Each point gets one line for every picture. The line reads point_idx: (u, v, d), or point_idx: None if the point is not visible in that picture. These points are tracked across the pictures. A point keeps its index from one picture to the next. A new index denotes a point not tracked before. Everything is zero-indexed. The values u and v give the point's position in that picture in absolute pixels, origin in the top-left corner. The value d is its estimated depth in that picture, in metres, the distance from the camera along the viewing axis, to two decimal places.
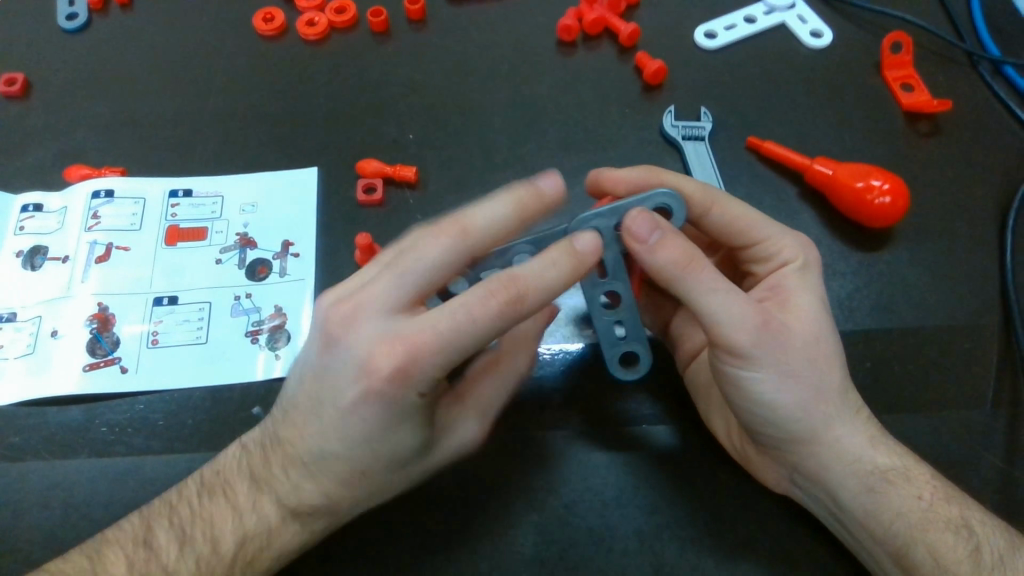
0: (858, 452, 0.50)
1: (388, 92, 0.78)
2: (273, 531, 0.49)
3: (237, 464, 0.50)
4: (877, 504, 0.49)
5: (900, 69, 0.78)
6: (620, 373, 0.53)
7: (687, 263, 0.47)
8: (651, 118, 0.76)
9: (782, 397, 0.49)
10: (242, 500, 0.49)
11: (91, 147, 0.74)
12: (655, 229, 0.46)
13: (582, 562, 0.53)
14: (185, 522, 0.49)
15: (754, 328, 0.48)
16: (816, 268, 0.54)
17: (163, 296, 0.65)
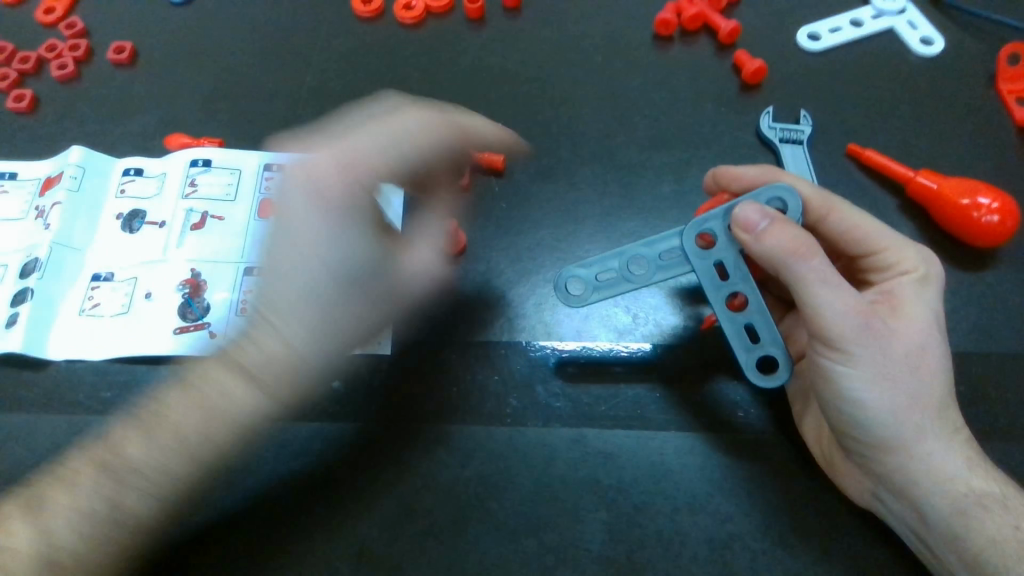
0: (952, 472, 0.48)
1: (481, 78, 0.78)
2: (232, 411, 0.52)
3: (188, 405, 0.51)
4: (966, 529, 0.47)
5: (1016, 82, 0.74)
6: (756, 377, 0.52)
7: (801, 251, 0.47)
8: (747, 118, 0.74)
9: (877, 400, 0.47)
10: (157, 440, 0.50)
11: (191, 117, 0.77)
12: (766, 216, 0.48)
13: (652, 564, 0.53)
14: (116, 465, 0.50)
15: (856, 322, 0.47)
16: (936, 282, 0.52)
17: (252, 266, 0.66)
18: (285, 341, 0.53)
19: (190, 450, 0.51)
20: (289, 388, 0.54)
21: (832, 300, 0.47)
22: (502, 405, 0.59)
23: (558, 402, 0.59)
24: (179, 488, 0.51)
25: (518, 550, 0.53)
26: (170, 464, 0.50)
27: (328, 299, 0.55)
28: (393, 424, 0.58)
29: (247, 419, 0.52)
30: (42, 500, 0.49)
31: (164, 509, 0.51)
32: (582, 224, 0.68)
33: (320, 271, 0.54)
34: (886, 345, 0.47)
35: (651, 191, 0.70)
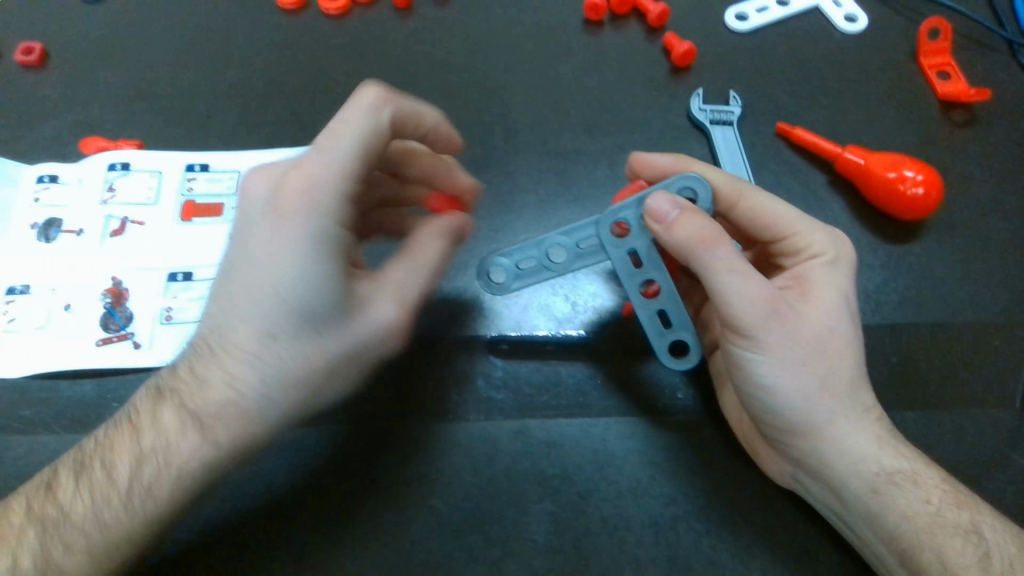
0: (861, 452, 0.49)
1: (409, 69, 0.76)
2: (171, 453, 0.47)
3: (143, 451, 0.48)
4: (880, 506, 0.48)
5: (937, 56, 0.75)
6: (669, 361, 0.54)
7: (710, 240, 0.48)
8: (678, 101, 0.74)
9: (784, 385, 0.49)
10: (118, 490, 0.47)
11: (107, 118, 0.73)
12: (675, 207, 0.49)
13: (598, 551, 0.52)
14: (78, 518, 0.47)
15: (763, 310, 0.48)
16: (846, 265, 0.54)
17: (177, 273, 0.64)
18: (231, 385, 0.46)
19: (122, 494, 0.47)
20: (245, 431, 0.47)
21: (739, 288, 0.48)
22: (442, 400, 0.58)
23: (500, 395, 0.58)
24: (118, 538, 0.47)
25: (462, 546, 0.52)
26: (102, 510, 0.47)
27: (287, 352, 0.45)
28: (321, 427, 0.56)
29: (185, 459, 0.47)
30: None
31: (97, 562, 0.47)
32: (518, 213, 0.67)
33: (267, 305, 0.44)
34: (792, 331, 0.49)
35: (585, 178, 0.69)
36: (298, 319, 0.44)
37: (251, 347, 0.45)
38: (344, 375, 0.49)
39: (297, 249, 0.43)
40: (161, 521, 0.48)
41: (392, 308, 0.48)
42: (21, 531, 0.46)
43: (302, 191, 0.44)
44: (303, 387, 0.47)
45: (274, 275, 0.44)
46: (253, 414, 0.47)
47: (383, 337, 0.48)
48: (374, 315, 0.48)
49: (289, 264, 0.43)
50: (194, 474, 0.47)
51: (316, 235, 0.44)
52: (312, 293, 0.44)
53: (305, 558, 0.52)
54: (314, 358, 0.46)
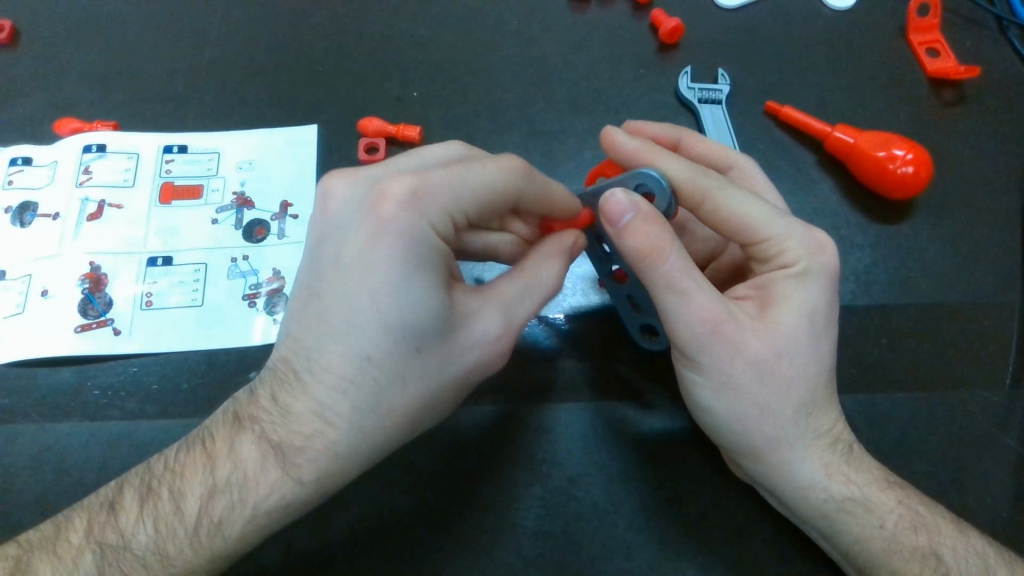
0: (812, 482, 0.48)
1: (392, 46, 0.75)
2: (248, 491, 0.45)
3: (215, 483, 0.46)
4: (834, 531, 0.48)
5: (926, 33, 0.75)
6: (640, 340, 0.58)
7: (652, 253, 0.45)
8: (665, 79, 0.73)
9: (721, 402, 0.47)
10: (185, 521, 0.46)
11: (81, 98, 0.72)
12: (627, 212, 0.45)
13: (587, 536, 0.52)
14: (141, 543, 0.46)
15: (704, 334, 0.46)
16: (821, 277, 0.48)
17: (157, 257, 0.63)
18: (315, 418, 0.44)
19: (191, 529, 0.45)
20: (332, 463, 0.45)
21: (681, 303, 0.46)
22: None
23: (488, 380, 0.58)
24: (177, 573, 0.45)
25: (451, 533, 0.52)
26: (168, 544, 0.45)
27: (382, 376, 0.43)
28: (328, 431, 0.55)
29: (263, 498, 0.45)
30: (32, 570, 0.45)
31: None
32: None
33: (368, 329, 0.42)
34: (732, 354, 0.46)
35: (572, 159, 0.68)
36: (400, 340, 0.42)
37: (342, 371, 0.43)
38: (441, 399, 0.47)
39: (395, 261, 0.41)
40: (229, 554, 0.46)
41: (496, 322, 0.46)
42: (81, 553, 0.45)
43: (411, 198, 0.42)
44: (398, 411, 0.44)
45: (373, 291, 0.41)
46: (341, 445, 0.44)
47: (480, 359, 0.46)
48: (474, 334, 0.45)
49: (397, 280, 0.41)
50: (271, 509, 0.45)
51: (425, 247, 0.42)
52: (416, 314, 0.42)
53: (290, 550, 0.51)
54: (411, 384, 0.44)
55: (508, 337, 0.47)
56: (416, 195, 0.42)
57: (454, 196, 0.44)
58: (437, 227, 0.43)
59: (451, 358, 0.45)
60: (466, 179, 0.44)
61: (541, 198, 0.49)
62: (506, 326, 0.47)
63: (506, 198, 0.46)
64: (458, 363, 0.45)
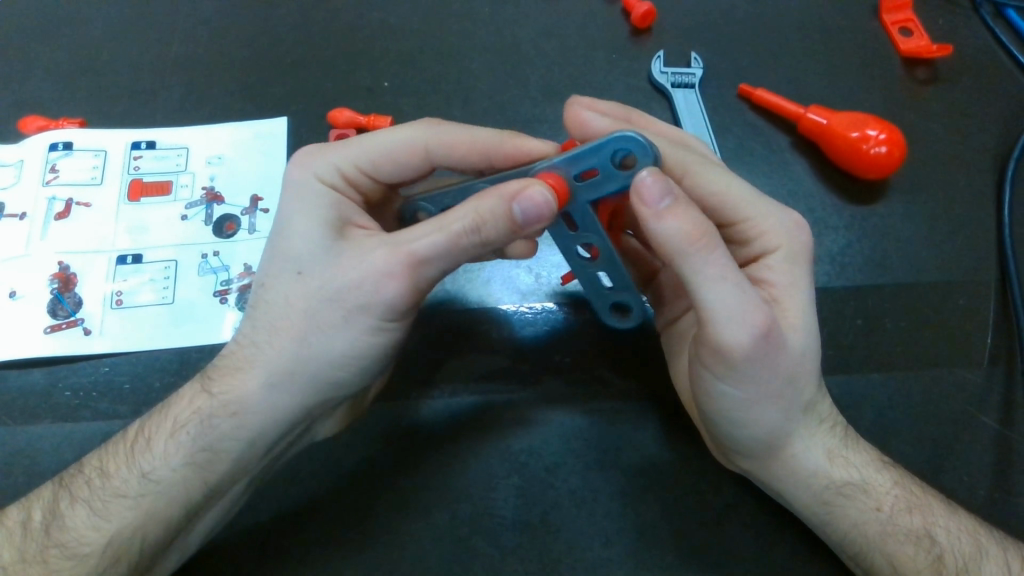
0: (814, 468, 0.48)
1: (361, 36, 0.74)
2: (181, 410, 0.47)
3: (157, 411, 0.49)
4: (831, 517, 0.48)
5: (898, 12, 0.74)
6: (616, 323, 0.54)
7: (699, 241, 0.41)
8: (638, 64, 0.72)
9: (754, 411, 0.46)
10: (128, 445, 0.47)
11: (47, 96, 0.70)
12: (667, 194, 0.40)
13: (565, 525, 0.52)
14: (91, 471, 0.47)
15: (754, 341, 0.42)
16: (804, 258, 0.49)
17: (127, 255, 0.62)
18: (239, 345, 0.47)
19: (128, 445, 0.47)
20: (235, 381, 0.46)
21: (724, 302, 0.41)
22: (407, 373, 0.57)
23: (463, 371, 0.57)
24: (115, 497, 0.45)
25: (428, 526, 0.52)
26: (107, 463, 0.47)
27: (281, 297, 0.46)
28: None
29: (190, 414, 0.46)
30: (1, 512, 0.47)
31: (95, 521, 0.45)
32: None
33: (271, 257, 0.47)
34: (774, 359, 0.43)
35: None
36: (289, 261, 0.46)
37: (258, 303, 0.47)
38: (338, 338, 0.45)
39: (293, 201, 0.48)
40: (156, 488, 0.45)
41: (391, 245, 0.44)
42: (45, 492, 0.47)
43: (307, 155, 0.50)
44: (291, 327, 0.45)
45: (279, 225, 0.47)
46: (247, 364, 0.46)
47: (371, 281, 0.44)
48: (367, 250, 0.44)
49: (289, 213, 0.47)
50: (185, 421, 0.46)
51: (306, 186, 0.48)
52: (302, 236, 0.46)
53: (267, 543, 0.51)
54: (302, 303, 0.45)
55: (403, 266, 0.43)
56: (314, 154, 0.50)
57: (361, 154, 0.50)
58: (324, 176, 0.49)
59: (336, 278, 0.44)
60: (379, 147, 0.50)
61: (464, 142, 0.51)
62: (399, 251, 0.43)
63: (406, 158, 0.51)
64: (347, 280, 0.44)
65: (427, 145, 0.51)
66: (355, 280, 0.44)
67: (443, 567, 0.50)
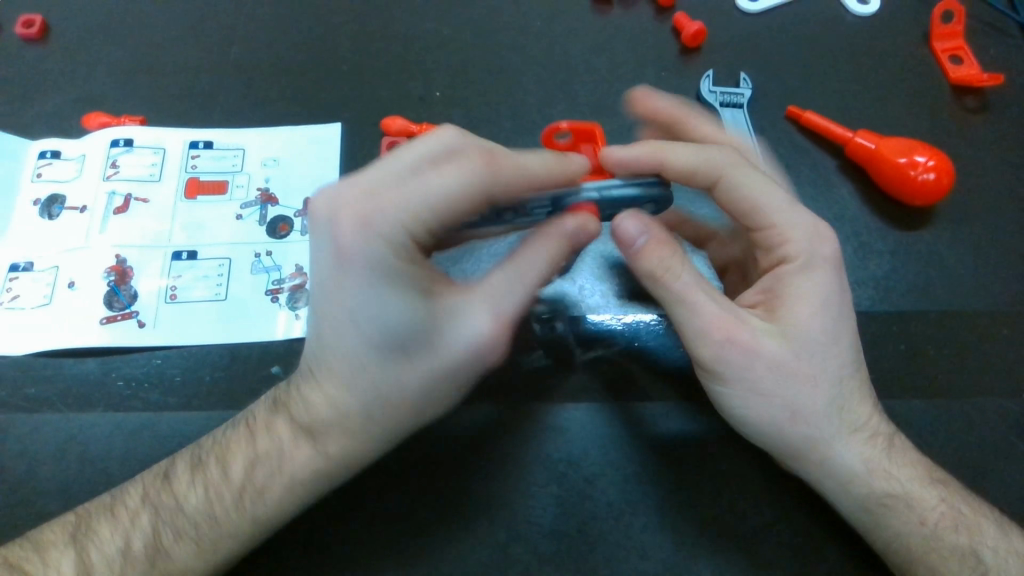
0: (858, 473, 0.48)
1: (416, 46, 0.75)
2: (282, 455, 0.48)
3: (248, 442, 0.49)
4: (876, 523, 0.49)
5: (949, 40, 0.74)
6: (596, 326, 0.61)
7: (664, 274, 0.47)
8: (687, 82, 0.73)
9: (750, 402, 0.48)
10: (226, 475, 0.48)
11: (110, 93, 0.73)
12: (643, 232, 0.47)
13: (602, 536, 0.52)
14: (186, 492, 0.48)
15: (717, 343, 0.47)
16: (824, 263, 0.49)
17: (182, 251, 0.64)
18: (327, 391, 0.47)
19: (225, 477, 0.48)
20: (346, 440, 0.47)
21: (690, 315, 0.47)
22: None
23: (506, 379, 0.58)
24: (221, 535, 0.47)
25: (468, 529, 0.52)
26: (208, 491, 0.48)
27: (378, 368, 0.45)
28: None
29: (298, 467, 0.48)
30: (94, 520, 0.48)
31: (203, 551, 0.47)
32: None
33: (347, 331, 0.44)
34: (754, 359, 0.47)
35: None
36: (370, 331, 0.44)
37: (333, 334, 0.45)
38: (434, 393, 0.48)
39: (363, 276, 0.43)
40: (267, 526, 0.48)
41: (484, 305, 0.47)
42: (137, 513, 0.48)
43: (359, 216, 0.42)
44: (403, 396, 0.47)
45: (338, 295, 0.44)
46: (357, 428, 0.47)
47: (473, 341, 0.47)
48: (459, 314, 0.46)
49: (361, 288, 0.43)
50: (297, 466, 0.48)
51: (372, 254, 0.42)
52: (386, 308, 0.43)
53: (310, 540, 0.52)
54: (394, 364, 0.45)
55: (501, 326, 0.47)
56: (366, 215, 0.42)
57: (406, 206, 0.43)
58: (383, 234, 0.43)
59: (438, 342, 0.46)
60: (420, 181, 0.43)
61: None
62: (495, 308, 0.47)
63: (476, 201, 0.45)
64: (440, 345, 0.46)
65: (490, 196, 0.45)
66: (458, 342, 0.46)
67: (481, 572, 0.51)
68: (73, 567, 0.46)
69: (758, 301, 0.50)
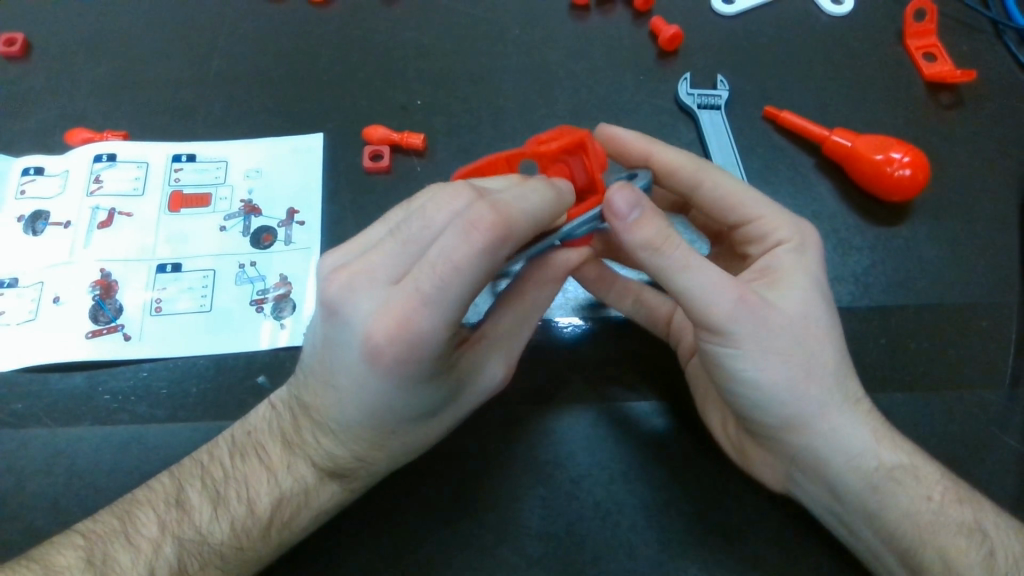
0: (862, 448, 0.48)
1: (396, 55, 0.76)
2: (308, 492, 0.49)
3: (269, 474, 0.49)
4: (880, 504, 0.47)
5: (922, 38, 0.75)
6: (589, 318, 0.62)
7: (664, 243, 0.46)
8: (665, 85, 0.74)
9: (766, 364, 0.47)
10: (248, 511, 0.48)
11: (92, 109, 0.73)
12: (635, 206, 0.46)
13: (589, 536, 0.53)
14: (206, 522, 0.48)
15: (731, 302, 0.46)
16: (812, 249, 0.52)
17: (166, 264, 0.64)
18: (356, 447, 0.48)
19: (248, 509, 0.48)
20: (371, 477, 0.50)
21: (698, 277, 0.46)
22: None
23: None
24: (249, 560, 0.48)
25: (456, 533, 0.53)
26: (230, 524, 0.48)
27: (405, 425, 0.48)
28: None
29: (324, 502, 0.50)
30: (110, 552, 0.46)
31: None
32: None
33: (382, 404, 0.45)
34: (763, 319, 0.47)
35: None
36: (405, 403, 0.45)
37: (360, 411, 0.45)
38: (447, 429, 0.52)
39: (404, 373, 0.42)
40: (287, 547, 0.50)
41: (496, 350, 0.50)
42: (159, 544, 0.47)
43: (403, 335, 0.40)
44: (421, 439, 0.50)
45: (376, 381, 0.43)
46: (381, 467, 0.50)
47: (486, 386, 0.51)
48: (477, 361, 0.49)
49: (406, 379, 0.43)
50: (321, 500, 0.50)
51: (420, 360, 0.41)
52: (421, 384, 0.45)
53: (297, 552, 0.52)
54: (420, 421, 0.48)
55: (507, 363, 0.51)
56: (411, 329, 0.40)
57: (443, 319, 0.40)
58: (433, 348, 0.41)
59: (458, 395, 0.49)
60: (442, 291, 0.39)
61: None
62: (503, 353, 0.51)
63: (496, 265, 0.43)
64: (463, 396, 0.50)
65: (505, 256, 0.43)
66: (475, 392, 0.50)
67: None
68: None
69: (753, 276, 0.51)
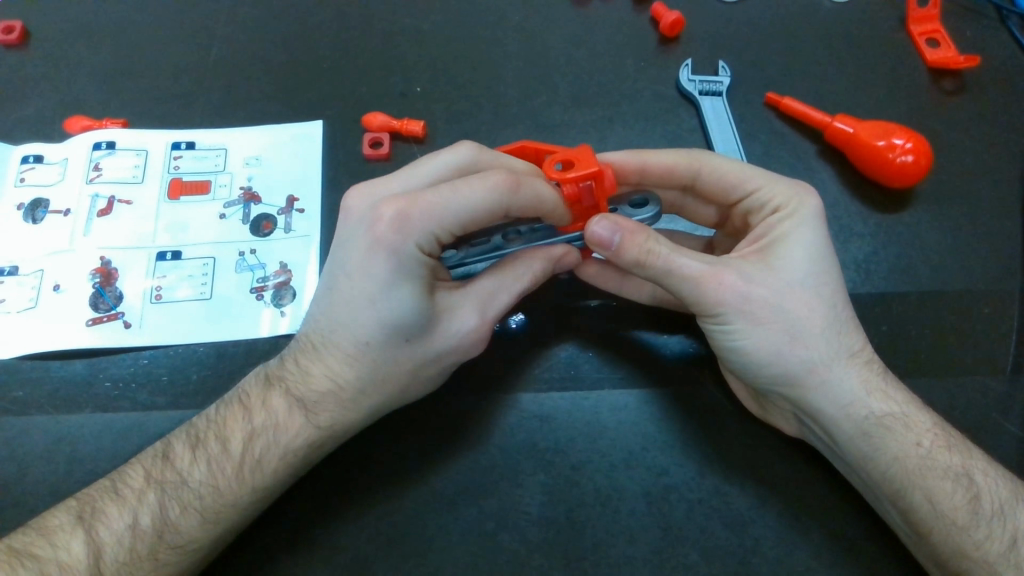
0: (852, 398, 0.49)
1: (396, 42, 0.76)
2: (279, 426, 0.49)
3: (245, 417, 0.50)
4: (873, 449, 0.48)
5: (926, 23, 0.75)
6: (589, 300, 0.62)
7: (647, 257, 0.49)
8: (666, 72, 0.73)
9: (756, 335, 0.49)
10: (223, 454, 0.49)
11: (92, 97, 0.73)
12: (614, 231, 0.49)
13: (589, 523, 0.52)
14: (186, 472, 0.48)
15: (713, 291, 0.49)
16: (811, 214, 0.52)
17: (166, 251, 0.64)
18: (329, 366, 0.49)
19: (227, 454, 0.49)
20: (346, 415, 0.50)
21: (683, 276, 0.49)
22: None
23: (490, 372, 0.58)
24: (227, 506, 0.47)
25: (457, 519, 0.52)
26: (211, 472, 0.48)
27: (380, 353, 0.49)
28: None
29: (293, 438, 0.49)
30: (100, 512, 0.46)
31: (207, 523, 0.47)
32: None
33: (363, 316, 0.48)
34: (746, 296, 0.49)
35: None
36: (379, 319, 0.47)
37: (344, 315, 0.48)
38: (421, 378, 0.51)
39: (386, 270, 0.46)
40: (265, 498, 0.49)
41: (473, 302, 0.51)
42: (142, 493, 0.47)
43: (399, 221, 0.46)
44: (394, 381, 0.50)
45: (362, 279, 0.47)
46: (353, 404, 0.50)
47: (461, 339, 0.50)
48: (449, 309, 0.50)
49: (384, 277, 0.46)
50: (295, 444, 0.49)
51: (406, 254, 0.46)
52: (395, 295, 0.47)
53: (299, 538, 0.52)
54: (395, 348, 0.49)
55: (483, 322, 0.51)
56: (404, 218, 0.46)
57: (436, 216, 0.46)
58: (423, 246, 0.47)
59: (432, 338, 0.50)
60: (444, 199, 0.46)
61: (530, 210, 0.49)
62: (478, 310, 0.51)
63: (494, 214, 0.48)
64: (431, 335, 0.49)
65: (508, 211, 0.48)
66: (449, 340, 0.50)
67: (472, 561, 0.51)
68: (84, 547, 0.45)
69: (749, 249, 0.52)
